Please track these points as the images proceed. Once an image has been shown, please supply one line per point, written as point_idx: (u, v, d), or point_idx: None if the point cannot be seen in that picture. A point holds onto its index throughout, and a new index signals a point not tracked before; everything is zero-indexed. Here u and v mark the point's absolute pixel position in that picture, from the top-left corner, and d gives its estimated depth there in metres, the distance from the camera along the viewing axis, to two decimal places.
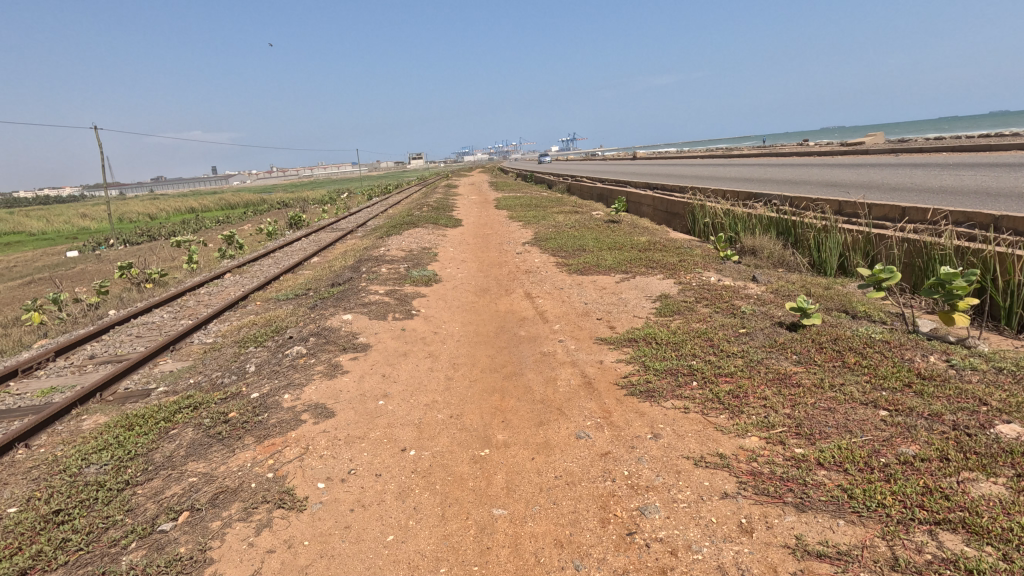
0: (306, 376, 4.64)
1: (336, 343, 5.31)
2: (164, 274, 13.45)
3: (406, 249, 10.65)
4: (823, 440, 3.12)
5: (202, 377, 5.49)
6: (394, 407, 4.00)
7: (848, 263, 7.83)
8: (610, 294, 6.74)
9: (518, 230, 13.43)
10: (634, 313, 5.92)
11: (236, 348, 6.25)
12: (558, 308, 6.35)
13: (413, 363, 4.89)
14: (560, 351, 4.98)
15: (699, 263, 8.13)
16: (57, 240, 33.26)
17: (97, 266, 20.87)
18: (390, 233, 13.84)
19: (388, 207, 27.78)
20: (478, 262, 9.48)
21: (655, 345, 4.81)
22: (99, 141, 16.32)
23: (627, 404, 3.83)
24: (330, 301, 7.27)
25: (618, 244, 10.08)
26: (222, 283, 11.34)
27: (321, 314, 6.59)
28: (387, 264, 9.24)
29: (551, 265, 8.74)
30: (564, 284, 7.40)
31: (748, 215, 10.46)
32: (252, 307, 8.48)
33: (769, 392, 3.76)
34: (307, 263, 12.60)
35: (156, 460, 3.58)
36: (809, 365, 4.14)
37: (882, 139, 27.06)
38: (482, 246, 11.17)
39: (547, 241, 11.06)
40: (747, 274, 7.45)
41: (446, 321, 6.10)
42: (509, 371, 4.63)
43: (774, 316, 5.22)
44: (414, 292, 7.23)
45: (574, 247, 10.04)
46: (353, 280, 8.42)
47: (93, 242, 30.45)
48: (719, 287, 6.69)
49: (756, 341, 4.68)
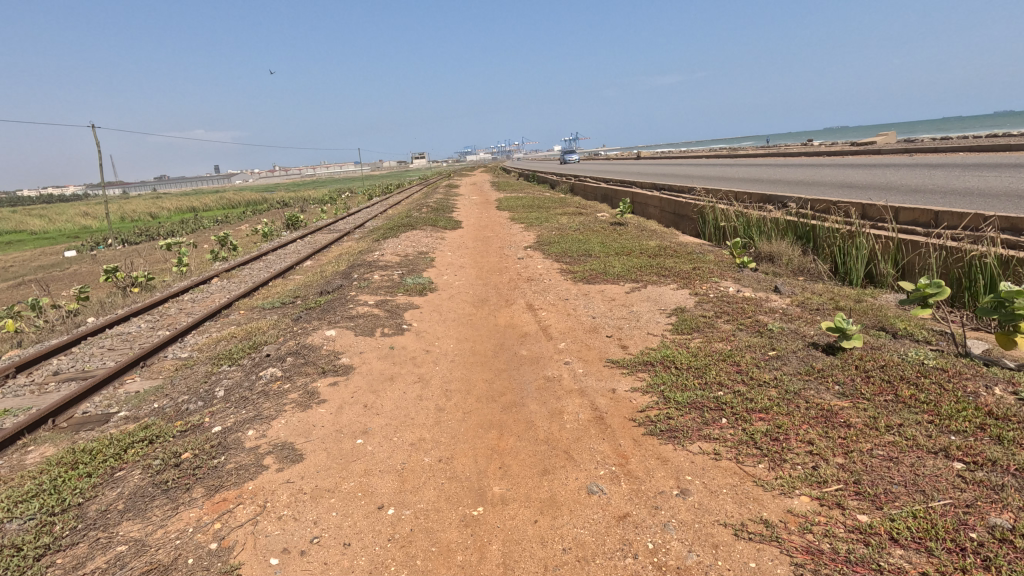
0: (277, 406, 4.08)
1: (315, 366, 4.75)
2: (151, 278, 12.91)
3: (402, 253, 10.10)
4: (891, 505, 2.55)
5: (167, 401, 4.93)
6: (374, 448, 3.44)
7: (876, 272, 7.25)
8: (619, 307, 6.17)
9: (520, 233, 12.85)
10: (647, 330, 5.36)
11: (209, 367, 5.68)
12: (562, 323, 5.78)
13: (400, 389, 4.32)
14: (566, 376, 4.41)
15: (715, 271, 7.55)
16: (56, 240, 32.89)
17: (90, 267, 20.40)
18: (386, 236, 13.29)
19: (388, 208, 27.24)
20: (477, 269, 8.92)
21: (674, 370, 4.25)
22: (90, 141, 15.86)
23: (646, 449, 3.26)
24: (316, 312, 6.73)
25: (626, 249, 9.50)
26: (208, 288, 10.79)
27: (304, 328, 6.04)
28: (380, 270, 8.69)
29: (555, 272, 8.18)
30: (570, 294, 6.84)
31: (763, 219, 9.87)
32: (236, 317, 7.93)
33: (814, 435, 3.18)
34: (300, 267, 12.05)
35: (89, 516, 3.02)
36: (857, 400, 3.56)
37: (894, 138, 26.35)
38: (482, 250, 10.60)
39: (551, 245, 10.49)
40: (768, 284, 6.87)
41: (440, 337, 5.54)
42: (508, 401, 4.06)
43: (807, 337, 4.64)
44: (407, 303, 6.67)
45: (580, 253, 9.46)
46: (342, 289, 7.86)
47: (91, 241, 30.00)
48: (739, 299, 6.11)
49: (790, 367, 4.10)
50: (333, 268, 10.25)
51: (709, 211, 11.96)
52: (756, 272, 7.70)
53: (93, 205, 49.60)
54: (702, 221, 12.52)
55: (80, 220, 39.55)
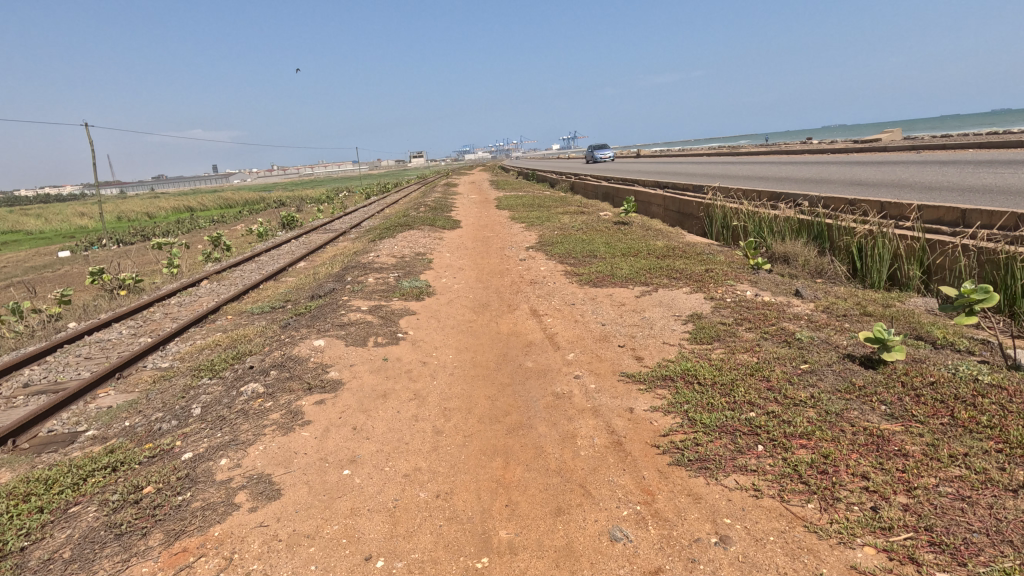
0: (257, 428, 3.66)
1: (301, 381, 4.32)
2: (139, 280, 12.47)
3: (398, 254, 9.68)
4: (975, 561, 2.13)
5: (139, 420, 4.50)
6: (363, 481, 3.02)
7: (900, 274, 6.83)
8: (630, 313, 5.75)
9: (521, 233, 12.43)
10: (663, 338, 4.93)
11: (188, 379, 5.25)
12: (570, 331, 5.36)
13: (393, 408, 3.89)
14: (577, 393, 3.98)
15: (729, 273, 7.14)
16: (51, 240, 32.46)
17: (82, 268, 19.98)
18: (383, 236, 12.87)
19: (385, 207, 26.81)
20: (477, 271, 8.50)
21: (698, 387, 3.83)
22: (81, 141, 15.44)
23: (674, 484, 2.84)
24: (305, 318, 6.30)
25: (633, 249, 9.08)
26: (197, 292, 10.34)
27: (291, 336, 5.61)
28: (375, 273, 8.27)
29: (559, 274, 7.76)
30: (576, 299, 6.42)
31: (775, 217, 9.43)
32: (222, 323, 7.49)
33: (867, 468, 2.76)
34: (293, 268, 11.62)
35: (28, 566, 2.59)
36: (910, 424, 3.14)
37: (900, 135, 25.87)
38: (482, 251, 10.18)
39: (554, 245, 10.08)
40: (787, 287, 6.46)
41: (438, 347, 5.11)
42: (513, 422, 3.64)
43: (841, 349, 4.22)
44: (402, 309, 6.25)
45: (584, 253, 9.04)
46: (335, 292, 7.45)
47: (85, 241, 29.53)
48: (759, 304, 5.69)
49: (827, 383, 3.69)
50: (326, 271, 9.83)
51: (718, 211, 11.52)
52: (772, 274, 7.28)
53: (89, 204, 49.11)
54: (709, 220, 12.08)
55: (77, 219, 39.17)
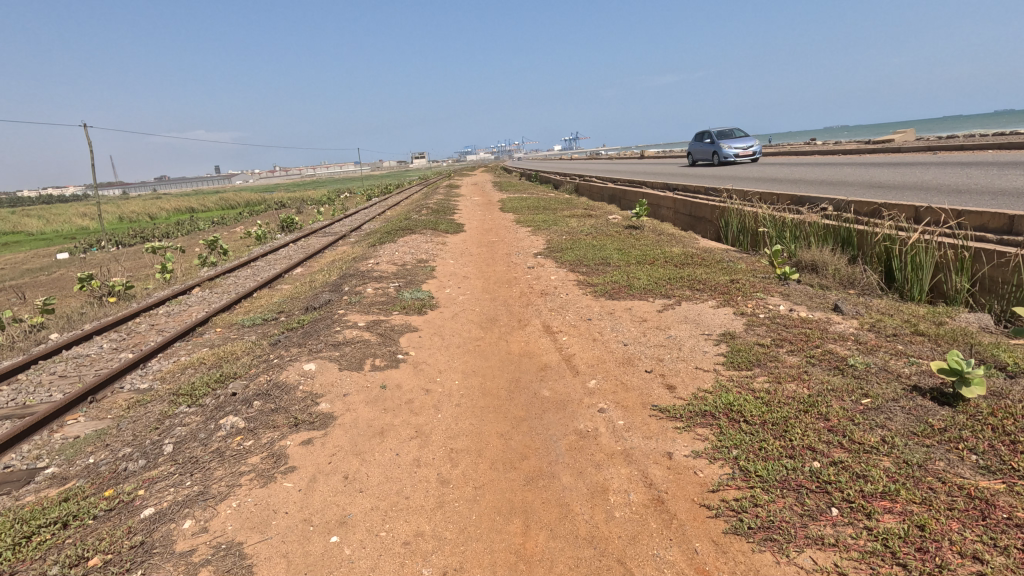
0: (233, 476, 3.13)
1: (287, 415, 3.79)
2: (130, 286, 11.97)
3: (399, 261, 9.16)
4: None
5: (104, 456, 3.96)
6: (353, 552, 2.49)
7: (944, 285, 6.29)
8: (653, 331, 5.21)
9: (527, 238, 11.90)
10: (695, 363, 4.40)
11: (165, 406, 4.72)
12: (588, 353, 4.82)
13: (391, 451, 3.36)
14: (604, 433, 3.45)
15: (756, 284, 6.61)
16: (50, 241, 32.14)
17: (77, 270, 19.52)
18: (384, 241, 12.34)
19: (388, 209, 26.31)
20: (484, 280, 7.96)
21: (745, 427, 3.29)
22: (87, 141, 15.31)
23: (734, 562, 2.31)
24: (297, 335, 5.77)
25: (648, 256, 8.56)
26: (188, 299, 9.83)
27: (281, 357, 5.08)
28: (374, 282, 7.76)
29: (571, 284, 7.25)
30: (593, 313, 5.90)
31: (799, 222, 8.89)
32: (210, 337, 6.97)
33: (977, 545, 2.22)
34: (289, 275, 11.12)
35: None
36: (1013, 481, 2.60)
37: (913, 136, 25.17)
38: (487, 257, 9.67)
39: (563, 252, 9.58)
40: (822, 301, 5.92)
41: (443, 371, 4.58)
42: (532, 471, 3.11)
43: (904, 380, 3.68)
44: (403, 325, 5.73)
45: (597, 261, 8.52)
46: (331, 304, 6.93)
47: (84, 243, 29.12)
48: (796, 322, 5.15)
49: (899, 425, 3.14)
50: (324, 278, 9.33)
51: (735, 215, 10.99)
52: (803, 285, 6.74)
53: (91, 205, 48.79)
54: (725, 225, 11.53)
55: (77, 220, 38.82)
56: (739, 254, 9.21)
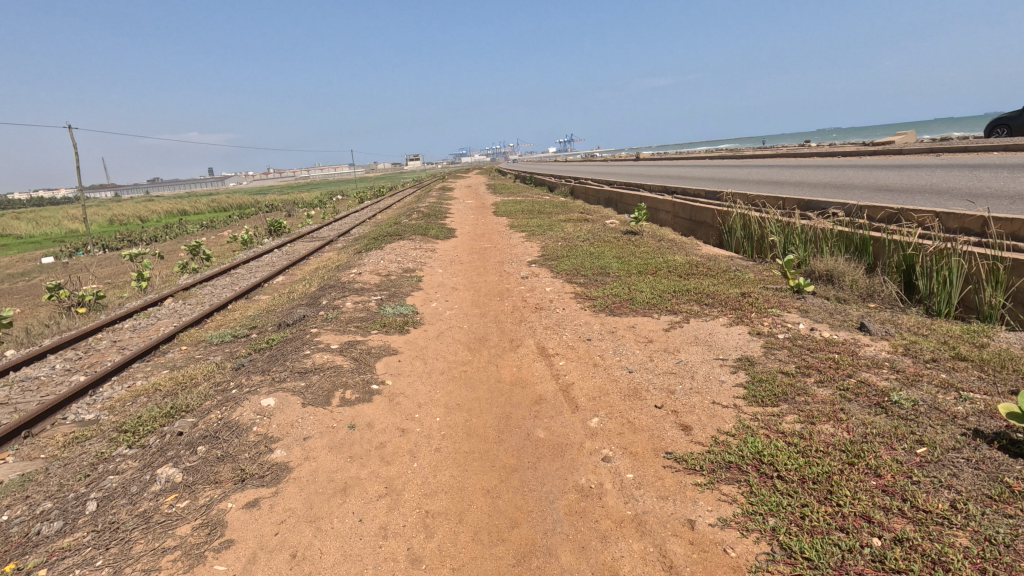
0: (154, 555, 2.54)
1: (233, 466, 3.20)
2: (103, 295, 11.32)
3: (384, 270, 8.59)
4: None
5: (18, 514, 3.34)
6: None
7: (975, 299, 5.76)
8: (661, 356, 4.64)
9: (521, 244, 11.35)
10: (711, 396, 3.83)
11: (104, 445, 4.09)
12: (588, 383, 4.25)
13: (353, 516, 2.78)
14: (611, 492, 2.88)
15: (769, 299, 6.07)
16: (35, 244, 31.47)
17: (56, 275, 18.79)
18: (372, 247, 11.77)
19: (379, 213, 25.73)
20: (474, 292, 7.39)
21: (781, 486, 2.73)
22: (75, 143, 15.34)
23: None
24: (263, 358, 5.18)
25: (650, 266, 8.00)
26: (159, 311, 9.19)
27: (240, 386, 4.49)
28: (356, 294, 7.18)
29: (568, 297, 6.68)
30: (593, 333, 5.33)
31: (811, 229, 8.38)
32: (173, 358, 6.35)
33: None
34: (270, 284, 10.52)
35: None
36: None
37: (913, 138, 24.68)
38: (479, 266, 9.11)
39: (559, 260, 9.03)
40: (845, 318, 5.37)
41: (422, 406, 3.99)
42: (524, 548, 2.53)
43: (963, 423, 3.11)
44: (382, 347, 5.14)
45: (595, 271, 7.96)
46: (306, 321, 6.34)
47: (70, 246, 28.33)
48: (821, 344, 4.58)
49: (969, 486, 2.58)
50: (304, 289, 8.73)
51: (740, 220, 10.50)
52: (819, 299, 6.20)
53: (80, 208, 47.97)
54: (728, 231, 11.05)
55: (65, 223, 38.11)
56: (745, 263, 8.68)
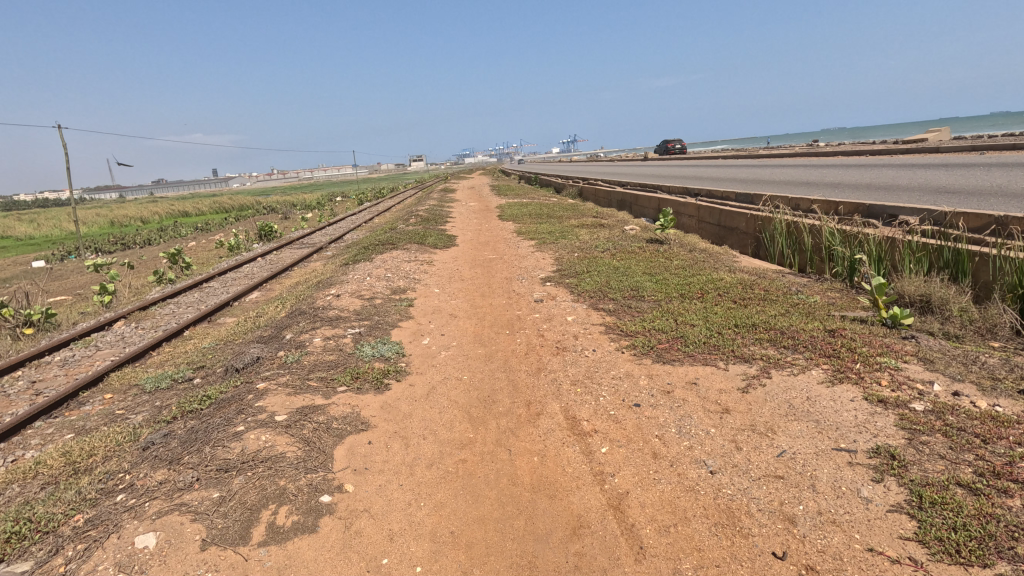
0: None
1: None
2: (52, 314, 9.88)
3: (368, 291, 7.13)
4: None
5: None
6: None
7: None
8: (751, 442, 3.15)
9: (531, 255, 9.92)
10: (865, 539, 2.34)
11: None
12: (651, 495, 2.77)
13: None
14: None
15: (868, 338, 4.58)
16: (32, 245, 30.33)
17: (30, 282, 17.46)
18: (361, 258, 10.31)
19: (378, 215, 24.35)
20: (476, 322, 5.92)
21: None
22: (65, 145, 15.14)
23: None
24: (181, 430, 3.71)
25: (693, 287, 6.52)
26: (102, 337, 7.72)
27: (129, 490, 3.01)
28: (329, 326, 5.73)
29: (597, 334, 5.21)
30: (641, 398, 3.85)
31: (887, 241, 6.89)
32: (87, 415, 4.89)
33: None
34: (241, 303, 9.07)
35: None
36: None
37: (949, 135, 22.91)
38: (483, 284, 7.65)
39: (578, 278, 7.57)
40: (989, 371, 3.86)
41: (394, 544, 2.53)
42: None
43: None
44: (347, 418, 3.66)
45: (625, 293, 6.50)
46: (259, 368, 4.87)
47: (61, 249, 27.06)
48: (991, 425, 3.07)
49: None
50: (274, 313, 7.28)
51: (786, 229, 9.03)
52: (929, 338, 4.70)
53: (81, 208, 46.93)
54: (770, 240, 9.56)
55: (60, 224, 36.94)
56: (803, 285, 7.19)
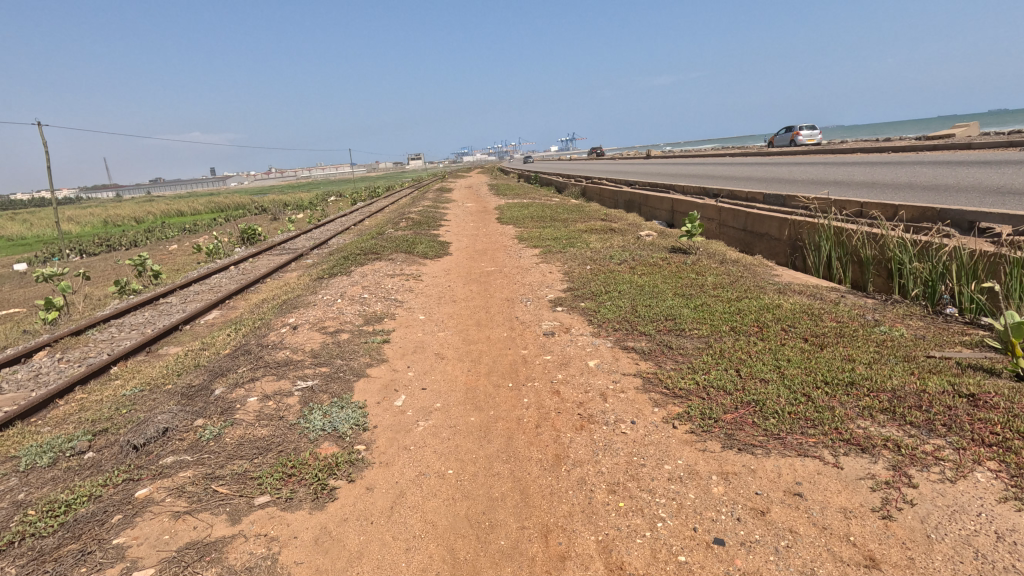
0: None
1: None
2: None
3: (337, 319, 5.72)
4: None
5: None
6: None
7: None
8: None
9: (536, 267, 8.53)
10: None
11: None
12: None
13: None
14: None
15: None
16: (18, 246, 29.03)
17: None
18: (339, 270, 8.89)
19: (369, 217, 22.94)
20: (468, 368, 4.51)
21: None
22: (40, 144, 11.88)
23: None
24: None
25: (747, 318, 5.10)
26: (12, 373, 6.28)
27: None
28: (274, 376, 4.32)
29: (632, 393, 3.81)
30: (723, 527, 2.44)
31: (984, 256, 5.48)
32: None
33: None
34: (193, 327, 7.64)
35: None
36: None
37: (977, 131, 21.44)
38: (478, 308, 6.25)
39: (596, 300, 6.16)
40: None
41: None
42: None
43: None
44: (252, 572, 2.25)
45: (658, 325, 5.10)
46: (163, 446, 3.46)
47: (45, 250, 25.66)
48: None
49: None
50: (219, 347, 5.85)
51: (836, 238, 7.62)
52: None
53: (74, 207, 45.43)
54: (814, 249, 8.13)
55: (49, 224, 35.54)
56: (874, 311, 5.80)
